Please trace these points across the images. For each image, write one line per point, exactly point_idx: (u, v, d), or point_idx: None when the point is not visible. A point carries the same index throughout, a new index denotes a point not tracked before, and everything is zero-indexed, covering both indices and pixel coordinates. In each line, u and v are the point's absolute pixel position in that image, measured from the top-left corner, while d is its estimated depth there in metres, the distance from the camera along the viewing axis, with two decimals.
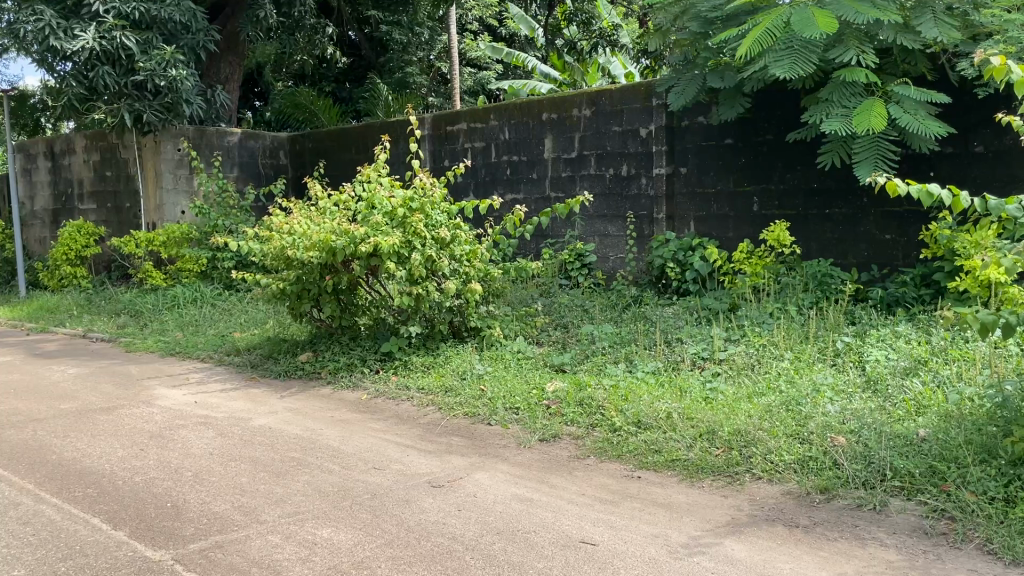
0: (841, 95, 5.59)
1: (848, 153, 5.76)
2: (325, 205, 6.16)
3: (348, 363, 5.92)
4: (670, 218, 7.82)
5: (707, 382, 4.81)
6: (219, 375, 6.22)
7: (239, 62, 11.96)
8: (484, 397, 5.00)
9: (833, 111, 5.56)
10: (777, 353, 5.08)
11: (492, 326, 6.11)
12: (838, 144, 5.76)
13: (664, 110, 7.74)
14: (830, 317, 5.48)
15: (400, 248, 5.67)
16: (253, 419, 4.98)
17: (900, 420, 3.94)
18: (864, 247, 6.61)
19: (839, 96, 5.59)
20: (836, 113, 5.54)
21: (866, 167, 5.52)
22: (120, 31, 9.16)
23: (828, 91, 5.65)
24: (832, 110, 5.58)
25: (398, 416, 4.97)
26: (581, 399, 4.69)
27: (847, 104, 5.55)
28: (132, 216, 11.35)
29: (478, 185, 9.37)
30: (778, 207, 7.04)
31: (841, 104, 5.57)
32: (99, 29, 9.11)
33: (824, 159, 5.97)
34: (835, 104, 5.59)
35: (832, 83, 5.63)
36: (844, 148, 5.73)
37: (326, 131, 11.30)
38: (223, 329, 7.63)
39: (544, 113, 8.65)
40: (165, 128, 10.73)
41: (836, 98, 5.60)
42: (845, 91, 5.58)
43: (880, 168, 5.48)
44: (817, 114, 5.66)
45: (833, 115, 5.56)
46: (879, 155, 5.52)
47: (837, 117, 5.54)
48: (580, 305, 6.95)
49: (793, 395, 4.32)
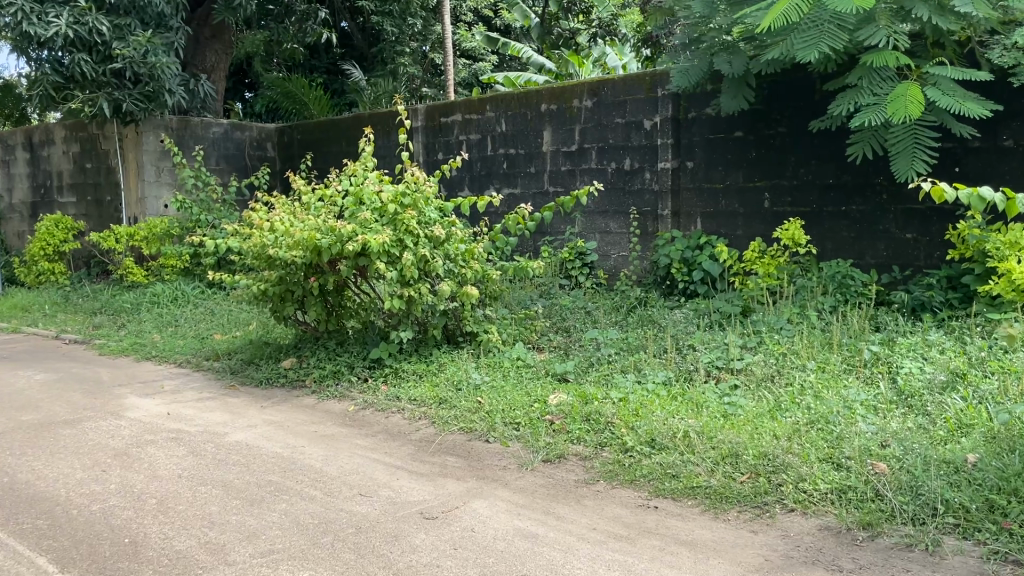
0: (871, 81, 5.24)
1: (880, 144, 5.41)
2: (310, 200, 5.75)
3: (334, 370, 5.50)
4: (675, 215, 7.41)
5: (724, 396, 4.43)
6: (196, 382, 5.80)
7: (226, 51, 11.47)
8: (482, 410, 4.60)
9: (862, 100, 5.22)
10: (798, 363, 4.69)
11: (490, 331, 5.69)
12: (869, 135, 5.41)
13: (669, 101, 7.33)
14: (854, 324, 5.10)
15: (391, 247, 5.26)
16: (229, 434, 4.57)
17: (945, 443, 3.55)
18: (882, 246, 6.23)
19: (869, 82, 5.25)
20: (865, 102, 5.20)
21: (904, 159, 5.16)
22: (93, 15, 8.69)
23: (857, 76, 5.31)
24: (861, 98, 5.24)
25: (388, 431, 4.56)
26: (588, 414, 4.29)
27: (877, 91, 5.20)
28: (113, 210, 10.89)
29: (473, 179, 8.97)
30: (791, 203, 6.65)
31: (871, 91, 5.21)
32: (73, 14, 8.64)
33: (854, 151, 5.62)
34: (865, 91, 5.24)
35: (861, 69, 5.30)
36: (877, 139, 5.38)
37: (315, 121, 10.88)
38: (203, 331, 7.20)
39: (543, 104, 8.24)
40: (148, 118, 10.28)
41: (865, 84, 5.25)
42: (876, 77, 5.24)
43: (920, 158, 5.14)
44: (846, 103, 5.31)
45: (864, 104, 5.21)
46: (916, 143, 5.18)
47: (867, 106, 5.19)
48: (582, 307, 6.56)
49: (823, 413, 3.93)
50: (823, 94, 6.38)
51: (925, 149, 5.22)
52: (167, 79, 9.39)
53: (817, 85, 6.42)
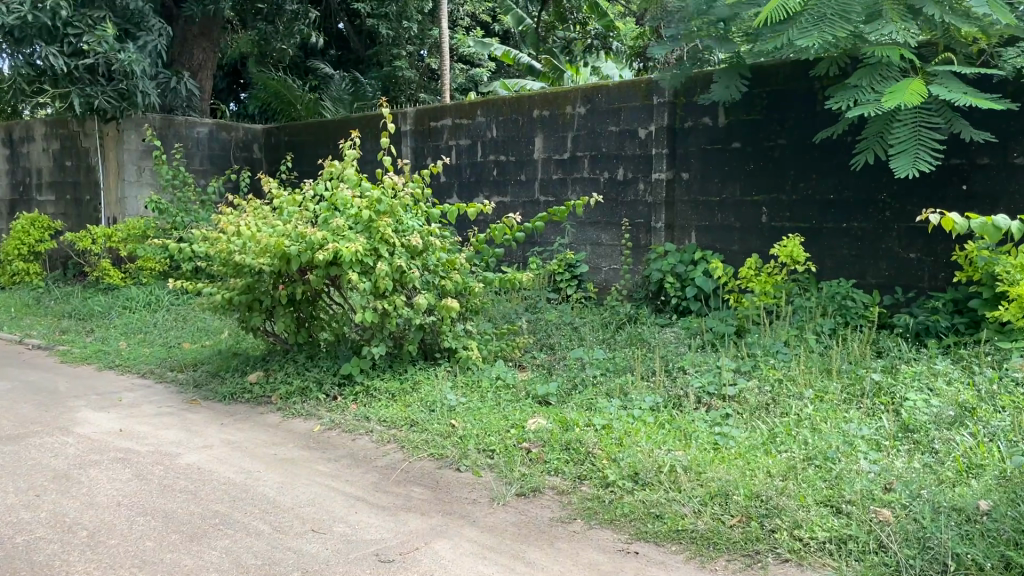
0: (872, 80, 5.04)
1: (884, 150, 5.13)
2: (282, 204, 5.43)
3: (302, 387, 5.17)
4: (669, 227, 7.10)
5: (715, 426, 4.12)
6: (157, 395, 5.47)
7: (213, 49, 11.16)
8: (455, 434, 4.28)
9: (861, 97, 5.01)
10: (795, 391, 4.39)
11: (470, 347, 5.37)
12: (873, 138, 5.13)
13: (665, 110, 7.04)
14: (855, 349, 4.80)
15: (365, 256, 4.94)
16: (181, 456, 4.24)
17: (955, 487, 3.24)
18: (884, 266, 5.93)
19: (870, 81, 5.05)
20: (864, 99, 4.99)
21: (907, 159, 4.91)
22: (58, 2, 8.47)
23: (858, 76, 5.12)
24: (861, 96, 5.02)
25: (354, 455, 4.24)
26: (568, 442, 3.98)
27: (878, 88, 4.98)
28: (91, 210, 10.56)
29: (462, 186, 8.67)
30: (789, 218, 6.36)
31: (872, 89, 5.01)
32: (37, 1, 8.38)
33: (860, 159, 5.32)
34: (865, 89, 5.03)
35: (861, 70, 5.12)
36: (881, 143, 5.11)
37: (302, 123, 10.56)
38: (172, 339, 6.88)
39: (534, 110, 7.95)
40: (130, 116, 9.99)
41: (866, 83, 5.05)
42: (877, 75, 5.05)
43: (924, 158, 4.88)
44: (847, 100, 5.08)
45: (863, 101, 4.99)
46: (921, 144, 4.93)
47: (867, 102, 4.96)
48: (569, 324, 6.25)
49: (821, 450, 3.63)
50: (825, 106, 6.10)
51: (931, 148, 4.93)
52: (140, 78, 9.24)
53: (819, 96, 6.13)
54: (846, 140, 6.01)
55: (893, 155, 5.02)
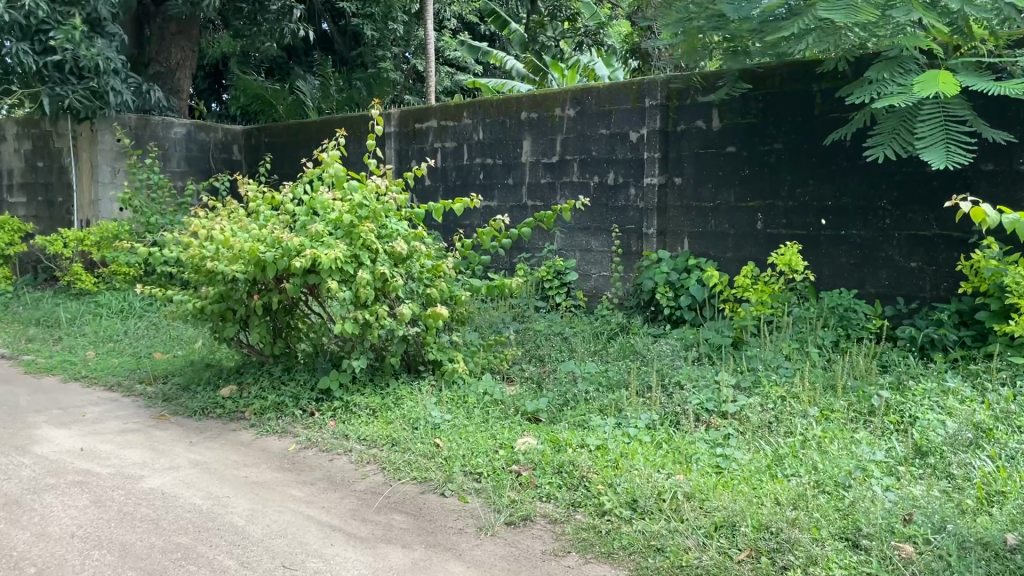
0: (893, 74, 5.10)
1: (903, 147, 5.03)
2: (257, 208, 5.14)
3: (277, 402, 4.89)
4: (661, 234, 6.87)
5: (716, 447, 3.88)
6: (123, 410, 5.17)
7: (192, 48, 10.83)
8: (440, 455, 4.02)
9: (885, 89, 5.02)
10: (799, 408, 4.16)
11: (456, 360, 5.09)
12: (891, 136, 5.05)
13: (657, 113, 6.80)
14: (859, 364, 4.57)
15: (345, 263, 4.65)
16: (145, 479, 3.96)
17: (980, 517, 3.01)
18: (884, 275, 5.72)
19: (891, 74, 5.10)
20: (889, 90, 5.00)
21: (936, 150, 4.80)
22: None
23: (877, 70, 5.17)
24: (883, 89, 5.03)
25: (331, 477, 3.97)
26: (560, 464, 3.73)
27: (900, 82, 5.02)
28: (63, 212, 10.20)
29: (448, 189, 8.40)
30: (786, 225, 6.14)
31: (894, 81, 5.05)
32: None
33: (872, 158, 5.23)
34: (887, 81, 5.07)
35: (879, 64, 5.18)
36: (901, 140, 5.02)
37: (282, 124, 10.26)
38: (143, 349, 6.56)
39: (523, 111, 7.70)
40: (106, 116, 9.62)
41: (887, 76, 5.10)
42: (897, 70, 5.11)
43: (953, 150, 4.78)
44: (868, 93, 5.10)
45: (887, 92, 5.00)
46: (948, 138, 4.84)
47: (889, 94, 4.96)
48: (558, 334, 6.00)
49: (832, 476, 3.40)
50: (824, 110, 5.89)
51: (957, 143, 4.84)
52: (112, 78, 9.07)
53: (816, 99, 5.93)
54: (845, 145, 5.80)
55: (918, 148, 4.89)
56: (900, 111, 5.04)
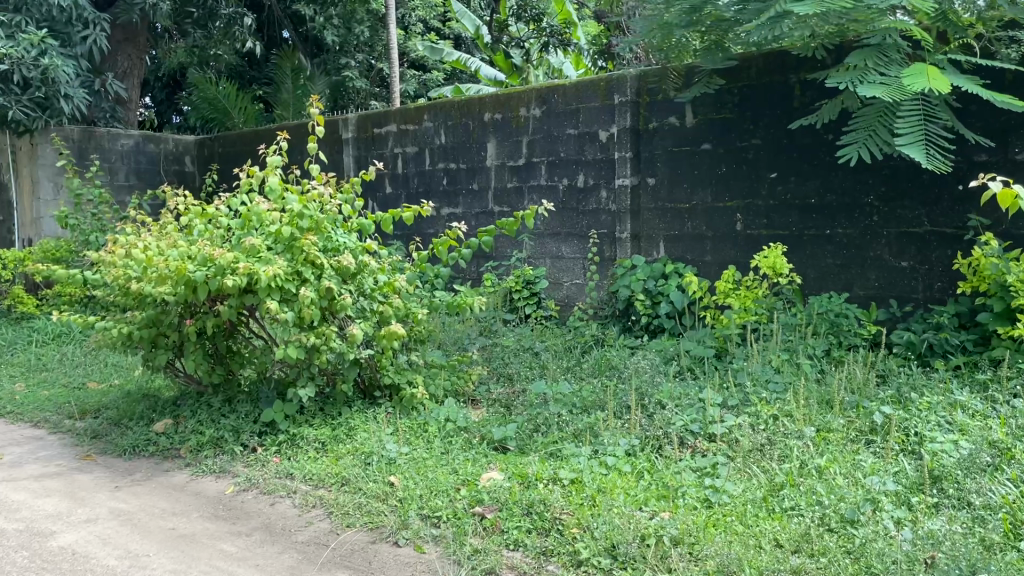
0: (877, 63, 4.67)
1: (879, 148, 4.64)
2: (190, 222, 4.62)
3: (216, 436, 4.40)
4: (635, 238, 6.46)
5: (704, 478, 3.45)
6: (46, 451, 4.64)
7: (139, 55, 10.24)
8: (394, 496, 3.55)
9: (869, 78, 4.57)
10: (794, 429, 3.76)
11: (416, 384, 4.61)
12: (867, 132, 4.65)
13: (627, 110, 6.40)
14: (856, 376, 4.18)
15: (286, 281, 4.16)
16: (54, 536, 3.45)
17: (1016, 558, 2.61)
18: (873, 276, 5.35)
19: (874, 64, 4.67)
20: (873, 80, 4.55)
21: (916, 149, 4.42)
22: None
23: (860, 58, 4.72)
24: (866, 78, 4.58)
25: (270, 527, 3.48)
26: (530, 503, 3.29)
27: (883, 73, 4.60)
28: (4, 231, 9.56)
29: (410, 197, 7.93)
30: (767, 225, 5.76)
31: (877, 72, 4.62)
32: None
33: (841, 154, 4.82)
34: (871, 70, 4.63)
35: (864, 51, 4.73)
36: (877, 140, 4.63)
37: (236, 133, 9.76)
38: (77, 378, 6.02)
39: (486, 112, 7.27)
40: (46, 128, 9.00)
41: (870, 65, 4.66)
42: (881, 60, 4.69)
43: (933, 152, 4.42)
44: (850, 79, 4.61)
45: (870, 82, 4.55)
46: (928, 137, 4.47)
47: (873, 84, 4.52)
48: (528, 350, 5.56)
49: (836, 510, 2.99)
50: (803, 103, 5.51)
51: (936, 145, 4.49)
52: (63, 83, 8.55)
53: (796, 90, 5.55)
54: (827, 138, 5.43)
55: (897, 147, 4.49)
56: (880, 106, 4.63)
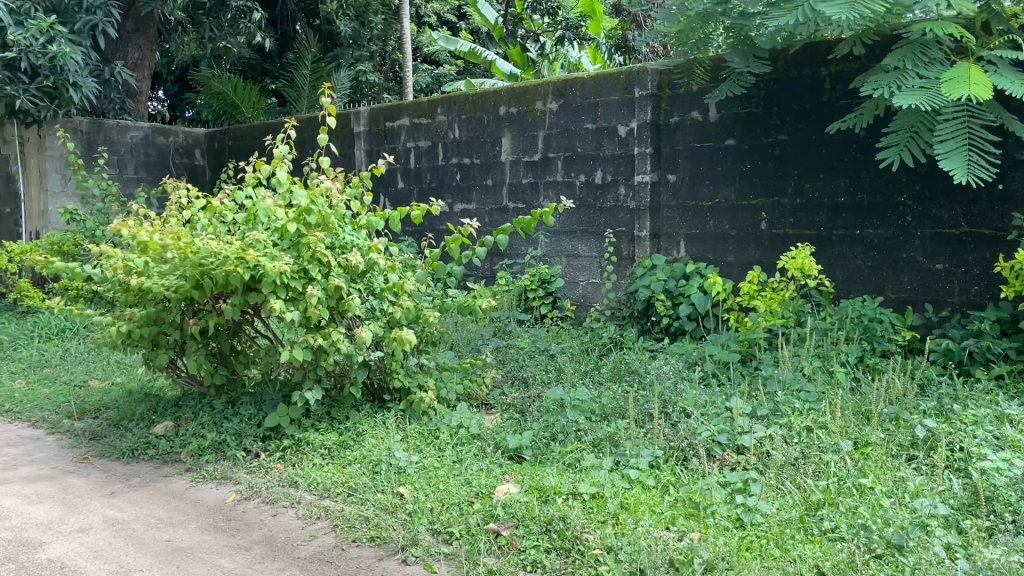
0: (915, 63, 4.42)
1: (919, 151, 4.44)
2: (192, 216, 4.42)
3: (217, 440, 4.21)
4: (654, 236, 6.23)
5: (735, 496, 3.22)
6: (42, 453, 4.45)
7: (150, 46, 10.05)
8: (402, 509, 3.34)
9: (907, 82, 4.33)
10: (830, 443, 3.52)
11: (427, 388, 4.40)
12: (907, 136, 4.44)
13: (648, 104, 6.17)
14: (894, 386, 3.95)
15: (291, 281, 3.95)
16: (44, 547, 3.25)
17: None
18: (906, 278, 5.10)
19: (913, 64, 4.42)
20: (912, 84, 4.32)
21: (957, 158, 4.22)
22: None
23: (898, 58, 4.48)
24: (903, 81, 4.35)
25: (271, 541, 3.27)
26: (549, 520, 3.07)
27: (923, 73, 4.36)
28: (11, 224, 9.39)
29: (422, 192, 7.72)
30: (793, 225, 5.51)
31: (916, 73, 4.37)
32: None
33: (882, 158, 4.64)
34: (909, 72, 4.39)
35: (902, 50, 4.48)
36: (916, 142, 4.42)
37: (246, 126, 9.57)
38: (78, 376, 5.83)
39: (501, 106, 7.05)
40: (54, 119, 8.84)
41: (908, 66, 4.42)
42: (920, 59, 4.43)
43: (975, 160, 4.19)
44: (886, 84, 4.40)
45: (908, 86, 4.32)
46: (972, 143, 4.24)
47: (911, 89, 4.29)
48: (544, 352, 5.35)
49: (883, 536, 2.75)
50: (833, 97, 5.27)
51: (979, 150, 4.26)
52: (71, 73, 8.38)
53: (826, 85, 5.30)
54: (859, 134, 5.18)
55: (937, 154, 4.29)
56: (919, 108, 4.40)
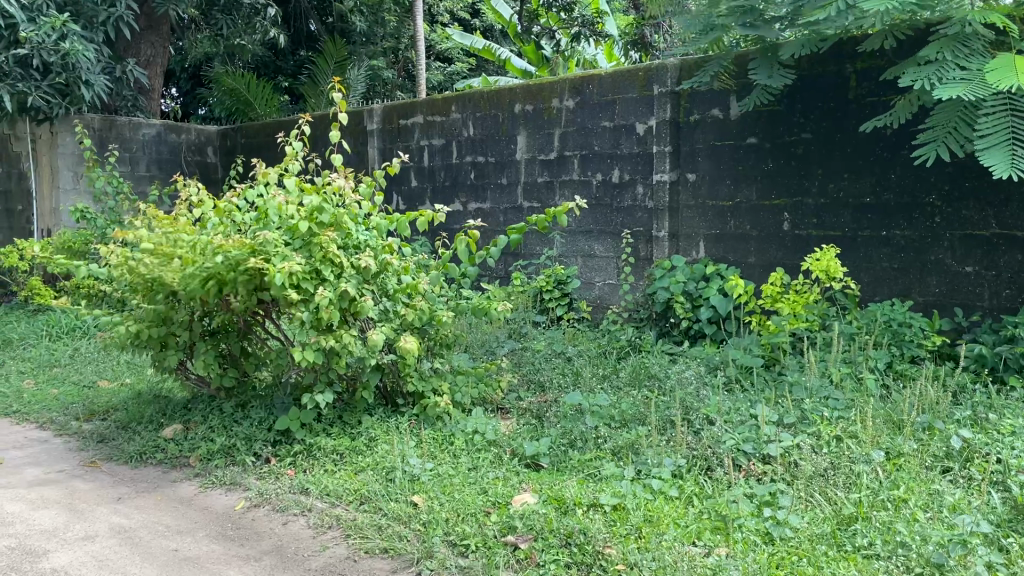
0: (955, 54, 4.29)
1: (958, 146, 4.29)
2: (202, 214, 4.32)
3: (227, 444, 4.12)
4: (673, 237, 6.10)
5: (764, 509, 3.09)
6: (49, 456, 4.36)
7: (163, 43, 9.98)
8: (416, 519, 3.23)
9: (947, 74, 4.22)
10: (860, 453, 3.39)
11: (441, 392, 4.29)
12: (945, 131, 4.30)
13: (667, 101, 6.03)
14: (926, 394, 3.80)
15: (302, 282, 3.84)
16: (48, 556, 3.15)
17: None
18: (934, 282, 4.95)
19: (953, 55, 4.30)
20: (952, 76, 4.20)
21: (1000, 151, 4.05)
22: None
23: (937, 50, 4.36)
24: (943, 73, 4.24)
25: (281, 551, 3.16)
26: (570, 533, 2.95)
27: (964, 65, 4.23)
28: (23, 221, 9.34)
29: (436, 190, 7.61)
30: (817, 225, 5.36)
31: (956, 65, 4.25)
32: None
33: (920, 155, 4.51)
34: (949, 64, 4.27)
35: (941, 41, 4.36)
36: (955, 137, 4.28)
37: (258, 124, 9.49)
38: (87, 376, 5.75)
39: (516, 103, 6.93)
40: (66, 116, 8.77)
41: (948, 57, 4.30)
42: (960, 51, 4.30)
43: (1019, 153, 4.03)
44: (925, 77, 4.29)
45: (949, 78, 4.20)
46: (1015, 135, 4.08)
47: (951, 80, 4.18)
48: (561, 355, 5.23)
49: (922, 553, 2.62)
50: (859, 95, 5.11)
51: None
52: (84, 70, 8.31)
53: (851, 82, 5.15)
54: (885, 133, 5.03)
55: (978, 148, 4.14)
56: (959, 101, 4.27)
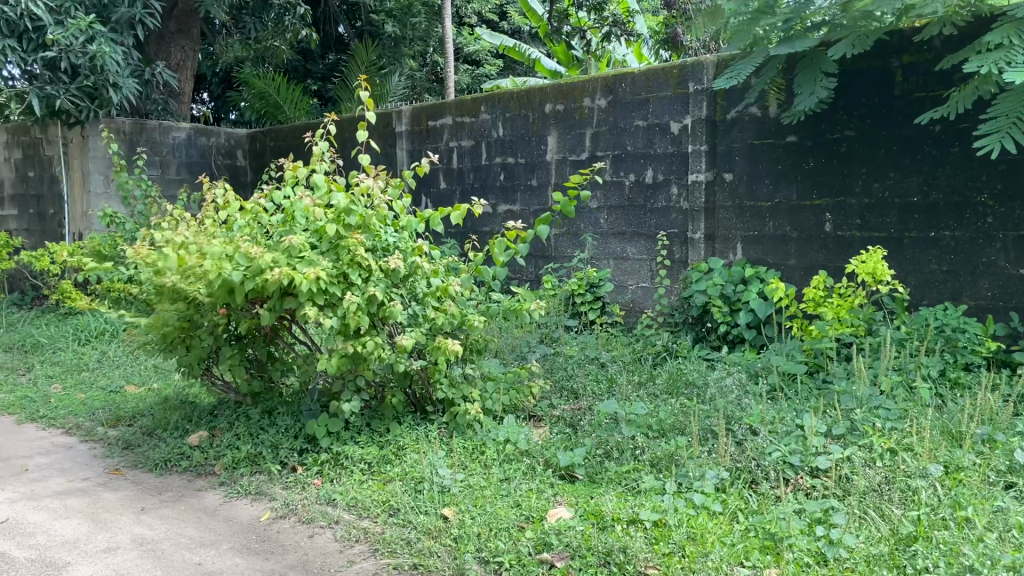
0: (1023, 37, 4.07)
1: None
2: (228, 218, 4.23)
3: (253, 452, 4.01)
4: (709, 238, 5.91)
5: (815, 527, 2.90)
6: (74, 462, 4.29)
7: (193, 47, 9.99)
8: (447, 533, 3.09)
9: (1016, 58, 4.01)
10: (917, 468, 3.19)
11: (472, 399, 4.15)
12: (1009, 123, 4.12)
13: (703, 99, 5.85)
14: (985, 404, 3.59)
15: (329, 286, 3.72)
16: (69, 569, 3.05)
17: None
18: (986, 285, 4.72)
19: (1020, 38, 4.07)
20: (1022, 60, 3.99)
21: None
22: None
23: (1002, 34, 4.15)
24: (1012, 57, 4.03)
25: (307, 566, 3.04)
26: (610, 551, 2.79)
27: None
28: (55, 225, 9.38)
29: (466, 192, 7.48)
30: (861, 226, 5.15)
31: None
32: None
33: (984, 148, 4.31)
34: (1017, 47, 4.05)
35: (1007, 25, 4.15)
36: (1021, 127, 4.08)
37: (287, 127, 9.44)
38: (115, 381, 5.71)
39: (548, 104, 6.77)
40: (96, 120, 8.78)
41: (1014, 41, 4.08)
42: None
43: None
44: (991, 63, 4.10)
45: (1019, 62, 3.99)
46: None
47: (1021, 65, 3.97)
48: (594, 361, 5.06)
49: None
50: (906, 90, 4.89)
51: None
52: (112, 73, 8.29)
53: (898, 77, 4.93)
54: (934, 129, 4.81)
55: None
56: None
